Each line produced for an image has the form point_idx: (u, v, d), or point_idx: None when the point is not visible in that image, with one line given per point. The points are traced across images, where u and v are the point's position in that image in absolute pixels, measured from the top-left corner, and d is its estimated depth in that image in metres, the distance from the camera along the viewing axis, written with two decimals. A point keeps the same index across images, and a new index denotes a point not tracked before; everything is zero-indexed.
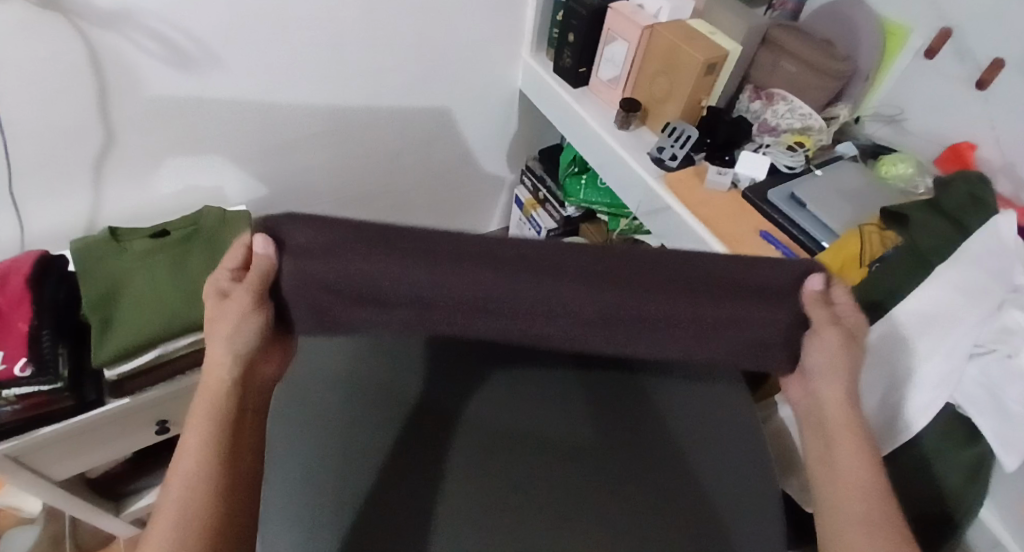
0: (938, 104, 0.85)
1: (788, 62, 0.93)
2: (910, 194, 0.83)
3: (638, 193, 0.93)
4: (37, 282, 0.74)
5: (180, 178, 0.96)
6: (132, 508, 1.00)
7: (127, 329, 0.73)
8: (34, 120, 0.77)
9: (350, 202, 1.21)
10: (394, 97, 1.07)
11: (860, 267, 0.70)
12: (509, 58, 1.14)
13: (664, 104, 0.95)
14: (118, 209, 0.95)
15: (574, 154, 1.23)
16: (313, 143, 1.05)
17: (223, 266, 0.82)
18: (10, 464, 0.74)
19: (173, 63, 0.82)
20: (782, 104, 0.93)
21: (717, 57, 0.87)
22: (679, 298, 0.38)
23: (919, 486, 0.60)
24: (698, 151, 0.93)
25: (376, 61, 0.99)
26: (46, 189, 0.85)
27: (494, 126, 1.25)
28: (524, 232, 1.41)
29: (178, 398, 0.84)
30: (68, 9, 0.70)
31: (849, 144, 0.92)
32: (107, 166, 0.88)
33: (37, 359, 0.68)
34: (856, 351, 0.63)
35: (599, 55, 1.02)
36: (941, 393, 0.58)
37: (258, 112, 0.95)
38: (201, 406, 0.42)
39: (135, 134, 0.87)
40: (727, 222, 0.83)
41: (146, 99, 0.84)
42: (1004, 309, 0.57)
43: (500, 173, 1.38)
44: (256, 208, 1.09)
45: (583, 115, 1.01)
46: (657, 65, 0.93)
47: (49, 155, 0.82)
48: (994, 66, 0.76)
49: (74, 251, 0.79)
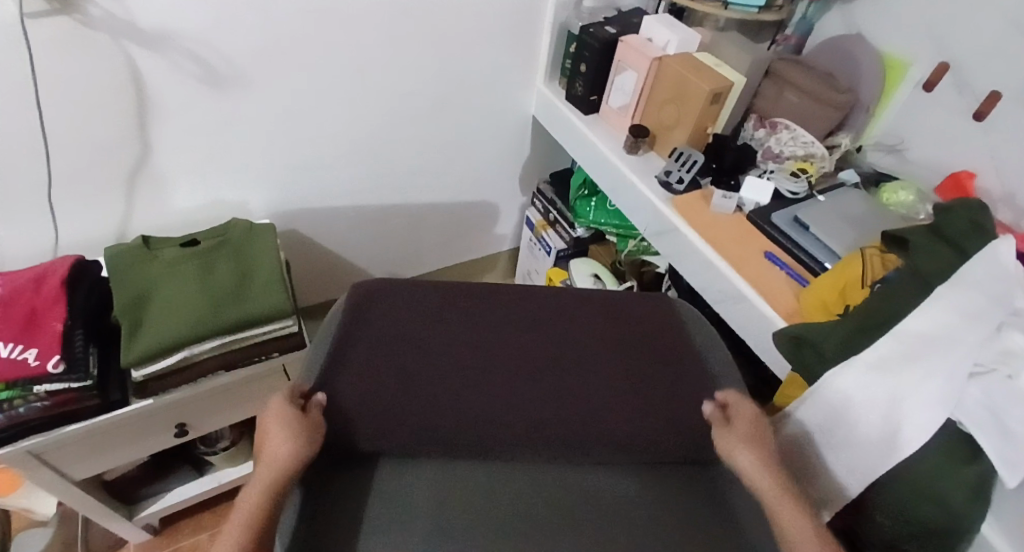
0: (938, 135, 0.89)
1: (791, 93, 0.97)
2: (910, 220, 0.86)
3: (647, 216, 0.96)
4: (72, 287, 0.77)
5: (205, 193, 1.01)
6: (143, 513, 1.02)
7: (154, 332, 0.76)
8: (77, 131, 0.82)
9: (366, 220, 1.25)
10: (414, 119, 1.12)
11: (861, 288, 0.72)
12: (524, 86, 1.19)
13: (672, 131, 0.99)
14: (148, 219, 0.99)
15: (585, 177, 1.27)
16: (333, 161, 1.10)
17: (247, 273, 0.86)
18: (33, 461, 0.77)
19: (207, 81, 0.87)
20: (786, 132, 0.96)
21: (723, 86, 0.91)
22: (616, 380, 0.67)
23: (920, 505, 0.61)
24: (704, 176, 0.96)
25: (397, 85, 1.04)
26: (82, 198, 0.90)
27: (508, 149, 1.30)
28: (534, 253, 1.44)
29: (199, 400, 0.87)
30: (113, 30, 0.75)
31: (852, 172, 0.95)
32: (141, 178, 0.93)
33: (69, 357, 0.71)
34: (857, 372, 0.65)
35: (610, 84, 1.06)
36: (938, 412, 0.60)
37: (283, 130, 1.00)
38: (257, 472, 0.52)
39: (168, 148, 0.92)
40: (732, 243, 0.86)
41: (177, 115, 0.89)
42: (1003, 332, 0.59)
43: (513, 195, 1.42)
44: (276, 223, 1.14)
45: (594, 140, 1.06)
46: (665, 94, 0.98)
47: (88, 166, 0.87)
48: (991, 98, 0.79)
49: (106, 257, 0.83)
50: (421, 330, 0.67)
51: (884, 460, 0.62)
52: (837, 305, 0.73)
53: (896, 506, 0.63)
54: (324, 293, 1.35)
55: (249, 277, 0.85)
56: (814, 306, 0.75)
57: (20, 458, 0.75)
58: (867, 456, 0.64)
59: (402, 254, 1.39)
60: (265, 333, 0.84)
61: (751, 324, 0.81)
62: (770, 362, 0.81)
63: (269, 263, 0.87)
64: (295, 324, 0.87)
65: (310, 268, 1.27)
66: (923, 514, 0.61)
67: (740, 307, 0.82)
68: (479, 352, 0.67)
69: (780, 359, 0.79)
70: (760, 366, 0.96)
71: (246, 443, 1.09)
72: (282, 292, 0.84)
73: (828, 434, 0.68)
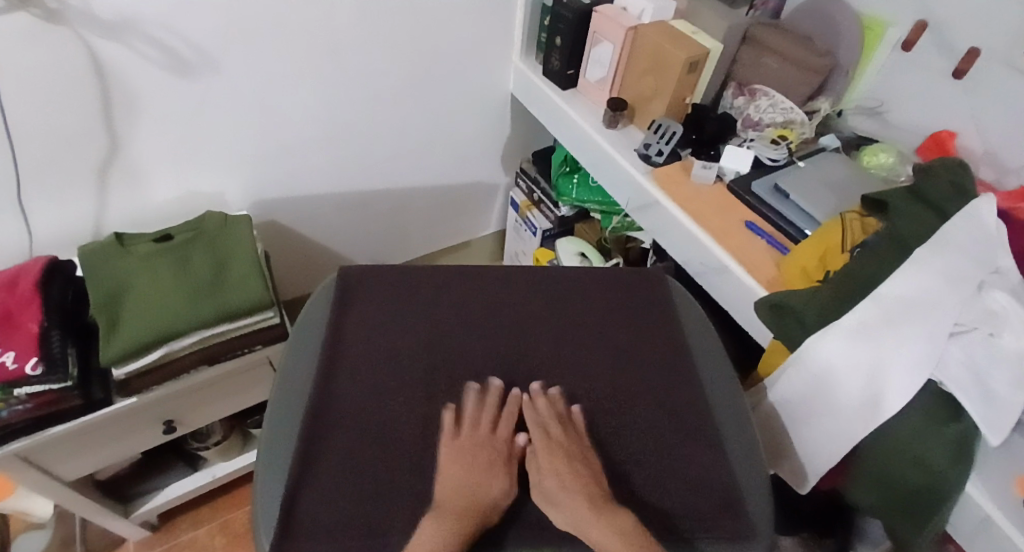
0: (917, 97, 0.88)
1: (770, 58, 0.96)
2: (892, 182, 0.85)
3: (627, 190, 0.95)
4: (46, 286, 0.77)
5: (180, 186, 0.99)
6: (141, 510, 1.02)
7: (131, 329, 0.75)
8: (41, 126, 0.80)
9: (347, 208, 1.24)
10: (390, 100, 1.09)
11: (841, 253, 0.72)
12: (501, 62, 1.17)
13: (650, 103, 0.97)
14: (122, 215, 0.98)
15: (566, 154, 1.25)
16: (310, 149, 1.08)
17: (225, 266, 0.84)
18: (20, 464, 0.76)
19: (172, 69, 0.85)
20: (765, 99, 0.95)
21: (700, 54, 0.89)
22: (600, 348, 0.69)
23: (904, 464, 0.62)
24: (684, 147, 0.95)
25: (372, 65, 1.02)
26: (52, 195, 0.88)
27: (488, 128, 1.28)
28: (520, 234, 1.43)
29: (185, 395, 0.87)
30: (71, 20, 0.73)
31: (832, 137, 0.94)
32: (112, 172, 0.91)
33: (47, 358, 0.70)
34: (838, 337, 0.65)
35: (587, 56, 1.05)
36: (920, 372, 0.60)
37: (256, 116, 0.98)
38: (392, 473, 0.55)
39: (137, 140, 0.90)
40: (712, 214, 0.85)
41: (146, 106, 0.87)
42: (984, 291, 0.60)
43: (496, 175, 1.41)
44: (255, 214, 1.12)
45: (572, 115, 1.04)
46: (642, 64, 0.96)
47: (55, 162, 0.85)
48: (970, 54, 0.78)
49: (80, 256, 0.82)
50: (405, 322, 0.70)
51: (866, 424, 0.63)
52: (817, 271, 0.73)
53: (879, 468, 0.65)
54: (309, 282, 1.34)
55: (227, 270, 0.84)
56: (794, 274, 0.74)
57: (7, 462, 0.75)
58: (847, 422, 0.65)
59: (386, 241, 1.38)
60: (247, 326, 0.84)
61: (733, 295, 0.81)
62: (753, 331, 0.82)
63: (247, 255, 0.86)
64: (276, 316, 0.86)
65: (293, 258, 1.26)
66: (908, 473, 0.61)
67: (722, 278, 0.82)
68: (454, 316, 0.71)
69: (763, 328, 0.79)
70: (744, 336, 0.97)
71: (237, 436, 1.09)
72: (261, 284, 0.83)
73: (810, 398, 0.69)
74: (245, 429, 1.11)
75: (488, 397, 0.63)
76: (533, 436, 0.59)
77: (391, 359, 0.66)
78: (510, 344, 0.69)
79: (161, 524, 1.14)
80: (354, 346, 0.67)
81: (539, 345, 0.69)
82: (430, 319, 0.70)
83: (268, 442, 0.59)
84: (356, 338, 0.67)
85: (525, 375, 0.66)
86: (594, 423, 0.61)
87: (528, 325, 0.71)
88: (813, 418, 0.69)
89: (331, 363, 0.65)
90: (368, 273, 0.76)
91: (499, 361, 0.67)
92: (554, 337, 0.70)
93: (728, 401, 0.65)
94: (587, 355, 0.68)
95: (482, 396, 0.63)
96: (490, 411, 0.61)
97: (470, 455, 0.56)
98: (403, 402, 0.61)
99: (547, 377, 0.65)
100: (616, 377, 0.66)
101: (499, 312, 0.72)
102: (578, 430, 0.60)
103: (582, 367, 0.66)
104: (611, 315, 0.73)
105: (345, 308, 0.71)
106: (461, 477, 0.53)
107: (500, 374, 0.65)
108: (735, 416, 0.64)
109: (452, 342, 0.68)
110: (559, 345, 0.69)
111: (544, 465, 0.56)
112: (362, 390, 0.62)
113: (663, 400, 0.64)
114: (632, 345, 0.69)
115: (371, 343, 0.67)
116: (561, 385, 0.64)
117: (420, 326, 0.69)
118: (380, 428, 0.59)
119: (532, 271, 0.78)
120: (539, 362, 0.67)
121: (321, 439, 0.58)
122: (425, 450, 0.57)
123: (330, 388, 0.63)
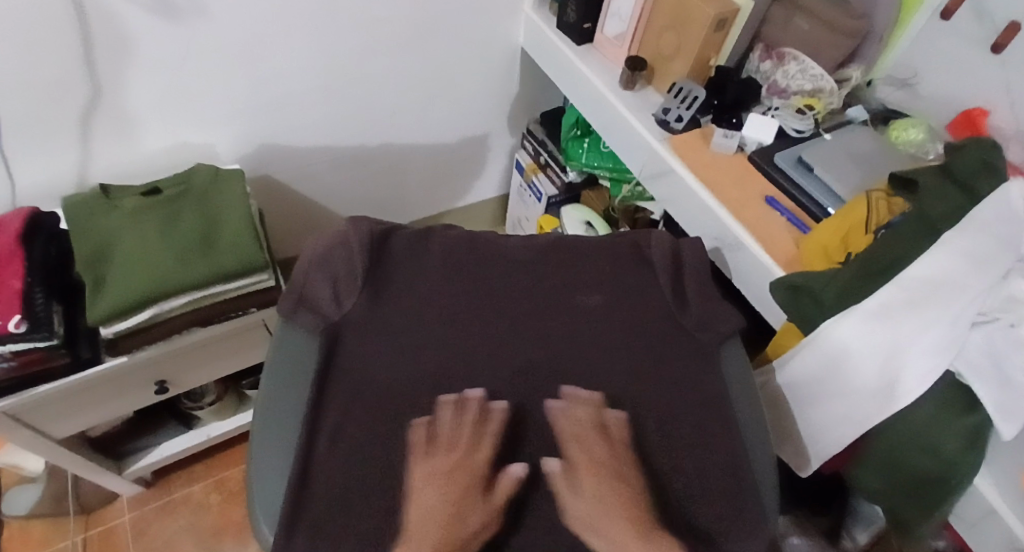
0: (952, 69, 0.83)
1: (801, 20, 0.90)
2: (919, 159, 0.81)
3: (642, 156, 0.91)
4: (28, 241, 0.73)
5: (168, 137, 0.94)
6: (135, 467, 1.02)
7: (119, 287, 0.72)
8: (20, 72, 0.75)
9: (348, 165, 1.20)
10: (393, 52, 1.03)
11: (866, 234, 0.68)
12: (511, 14, 1.10)
13: (670, 63, 0.92)
14: (108, 166, 0.93)
15: (576, 116, 1.20)
16: (308, 100, 1.02)
17: (216, 224, 0.80)
18: (7, 421, 0.75)
19: (159, 11, 0.78)
20: (794, 64, 0.90)
21: (728, 11, 0.83)
22: (615, 324, 0.65)
23: (912, 454, 0.61)
24: (704, 113, 0.90)
25: (374, 12, 0.95)
26: (33, 145, 0.83)
27: (495, 85, 1.22)
28: (524, 199, 1.39)
29: (175, 357, 0.85)
30: None
31: (859, 109, 0.90)
32: (96, 121, 0.86)
33: (31, 316, 0.67)
34: (857, 321, 0.62)
35: (605, 9, 0.99)
36: (939, 360, 0.57)
37: (248, 65, 0.92)
38: (441, 457, 0.53)
39: (123, 88, 0.84)
40: (731, 186, 0.81)
41: (132, 53, 0.81)
42: (1009, 278, 0.55)
43: (500, 135, 1.36)
44: (249, 169, 1.08)
45: (586, 75, 0.98)
46: (665, 19, 0.90)
47: (36, 110, 0.79)
48: (1009, 29, 0.73)
49: (64, 209, 0.78)
50: (412, 287, 0.66)
51: (880, 412, 0.62)
52: (839, 252, 0.70)
53: (887, 459, 0.64)
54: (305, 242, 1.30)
55: (219, 228, 0.80)
56: (815, 254, 0.71)
57: None
58: (861, 408, 0.64)
59: (386, 202, 1.35)
60: (240, 288, 0.80)
61: (748, 273, 0.78)
62: (766, 310, 0.79)
63: (241, 213, 0.82)
64: (271, 278, 0.83)
65: (289, 216, 1.22)
66: (918, 463, 0.61)
67: (738, 254, 0.78)
68: (465, 284, 0.67)
69: (776, 307, 0.77)
70: (755, 313, 0.95)
71: (232, 397, 1.08)
72: (255, 244, 0.79)
73: (825, 381, 0.67)
74: (240, 389, 1.10)
75: (495, 372, 0.61)
76: (541, 408, 0.58)
77: (396, 353, 0.61)
78: (517, 317, 0.65)
79: (156, 480, 1.13)
80: (358, 332, 0.62)
81: (546, 321, 0.65)
82: (440, 287, 0.67)
83: (266, 415, 0.57)
84: (362, 304, 0.64)
85: (534, 348, 0.63)
86: (596, 400, 0.59)
87: (538, 298, 0.67)
88: (829, 399, 0.67)
89: (330, 346, 0.61)
90: (377, 248, 0.68)
91: (506, 334, 0.64)
92: (566, 310, 0.66)
93: (744, 382, 0.63)
94: (598, 331, 0.65)
95: (489, 370, 0.61)
96: (499, 405, 0.58)
97: (478, 431, 0.56)
98: (415, 376, 0.59)
99: (553, 350, 0.63)
100: (624, 352, 0.63)
101: (500, 284, 0.68)
102: (580, 415, 0.58)
103: (596, 343, 0.64)
104: (628, 289, 0.68)
105: (345, 268, 0.66)
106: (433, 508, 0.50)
107: (507, 345, 0.63)
108: (748, 399, 0.62)
109: (465, 313, 0.65)
110: (569, 320, 0.65)
111: (549, 447, 0.56)
112: (371, 362, 0.60)
113: (680, 382, 0.61)
114: (652, 320, 0.66)
115: (372, 334, 0.62)
116: (572, 355, 0.62)
117: (424, 307, 0.65)
118: (386, 401, 0.57)
119: (547, 240, 0.73)
120: (543, 340, 0.64)
121: (322, 411, 0.56)
122: (432, 425, 0.56)
123: (334, 353, 0.61)
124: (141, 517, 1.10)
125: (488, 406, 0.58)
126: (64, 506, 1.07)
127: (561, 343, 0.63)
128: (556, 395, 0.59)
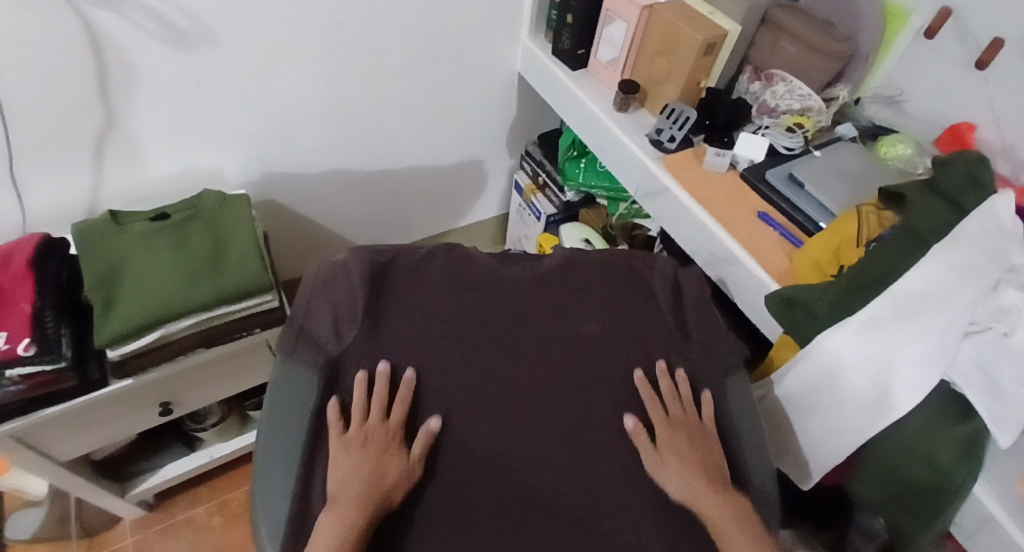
0: (937, 87, 0.85)
1: (787, 42, 0.92)
2: (908, 174, 0.83)
3: (637, 176, 0.93)
4: (40, 265, 0.75)
5: (177, 163, 0.97)
6: (138, 489, 1.02)
7: (127, 310, 0.74)
8: (37, 102, 0.77)
9: (350, 188, 1.22)
10: (395, 79, 1.07)
11: (856, 246, 0.69)
12: (509, 41, 1.13)
13: (661, 87, 0.95)
14: (118, 191, 0.95)
15: (573, 137, 1.23)
16: (313, 127, 1.05)
17: (222, 247, 0.82)
18: (13, 443, 0.75)
19: (170, 42, 0.81)
20: (782, 85, 0.92)
21: (717, 37, 0.86)
22: (612, 346, 0.66)
23: (912, 462, 0.61)
24: (696, 133, 0.93)
25: (377, 42, 0.99)
26: (46, 172, 0.85)
27: (494, 109, 1.25)
28: (523, 218, 1.41)
29: (179, 378, 0.86)
30: None
31: (848, 126, 0.92)
32: (106, 148, 0.88)
33: (40, 338, 0.69)
34: (849, 333, 0.63)
35: (598, 36, 1.01)
36: (931, 370, 0.58)
37: (255, 94, 0.95)
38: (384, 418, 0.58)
39: (134, 116, 0.87)
40: (722, 203, 0.83)
41: (143, 82, 0.84)
42: (999, 289, 0.57)
43: (499, 157, 1.38)
44: (255, 193, 1.10)
45: (581, 97, 1.01)
46: (655, 45, 0.93)
47: (52, 139, 0.82)
48: (993, 46, 0.74)
49: (74, 233, 0.79)
50: (413, 324, 0.66)
51: (874, 422, 0.62)
52: (831, 265, 0.71)
53: (886, 467, 0.64)
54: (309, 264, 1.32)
55: (224, 251, 0.82)
56: (806, 268, 0.73)
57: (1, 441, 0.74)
58: (857, 419, 0.64)
59: (388, 224, 1.37)
60: (246, 309, 0.82)
61: (744, 288, 0.79)
62: (762, 325, 0.80)
63: (246, 236, 0.84)
64: (275, 298, 0.85)
65: (292, 239, 1.24)
66: (916, 472, 0.61)
67: (733, 270, 0.80)
68: (465, 317, 0.67)
69: (772, 322, 0.78)
70: (752, 328, 0.96)
71: (235, 418, 1.08)
72: (259, 266, 0.81)
73: (820, 392, 0.68)
74: (243, 410, 1.10)
75: (496, 404, 0.61)
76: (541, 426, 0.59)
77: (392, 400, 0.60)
78: (517, 346, 0.65)
79: (158, 503, 1.13)
80: (358, 369, 0.63)
81: (546, 343, 0.65)
82: (440, 323, 0.66)
83: (265, 447, 0.56)
84: (363, 343, 0.64)
85: (536, 377, 0.63)
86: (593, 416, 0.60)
87: (537, 324, 0.67)
88: (825, 413, 0.68)
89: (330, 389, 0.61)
90: (378, 282, 0.68)
91: (506, 365, 0.64)
92: (567, 335, 0.66)
93: (739, 394, 0.64)
94: (596, 347, 0.65)
95: (489, 401, 0.61)
96: (498, 436, 0.58)
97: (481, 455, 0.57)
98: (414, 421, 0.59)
99: (553, 371, 0.63)
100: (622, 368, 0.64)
101: (499, 315, 0.68)
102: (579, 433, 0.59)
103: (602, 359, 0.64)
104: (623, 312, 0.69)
105: (346, 305, 0.66)
106: (354, 472, 0.54)
107: (507, 376, 0.63)
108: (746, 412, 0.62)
109: (465, 350, 0.64)
110: (568, 338, 0.66)
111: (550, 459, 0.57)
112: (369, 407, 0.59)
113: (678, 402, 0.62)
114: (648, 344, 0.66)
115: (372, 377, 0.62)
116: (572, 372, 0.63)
117: (424, 345, 0.64)
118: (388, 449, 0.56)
119: (547, 266, 0.73)
120: (541, 368, 0.64)
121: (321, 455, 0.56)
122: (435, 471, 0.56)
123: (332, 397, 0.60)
124: (143, 540, 1.09)
125: (490, 433, 0.58)
126: (67, 528, 1.08)
127: (561, 358, 0.64)
128: (556, 411, 0.60)
